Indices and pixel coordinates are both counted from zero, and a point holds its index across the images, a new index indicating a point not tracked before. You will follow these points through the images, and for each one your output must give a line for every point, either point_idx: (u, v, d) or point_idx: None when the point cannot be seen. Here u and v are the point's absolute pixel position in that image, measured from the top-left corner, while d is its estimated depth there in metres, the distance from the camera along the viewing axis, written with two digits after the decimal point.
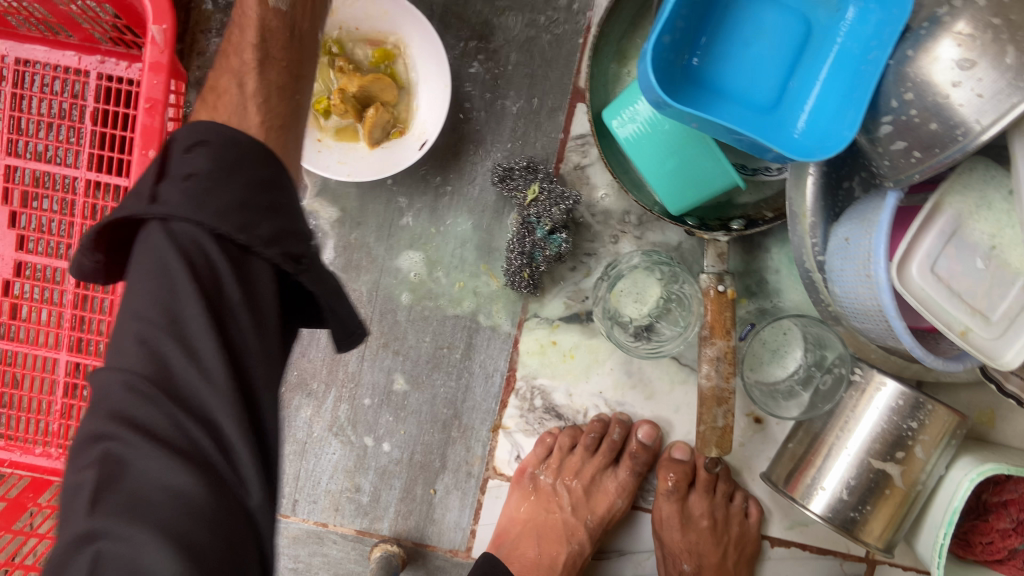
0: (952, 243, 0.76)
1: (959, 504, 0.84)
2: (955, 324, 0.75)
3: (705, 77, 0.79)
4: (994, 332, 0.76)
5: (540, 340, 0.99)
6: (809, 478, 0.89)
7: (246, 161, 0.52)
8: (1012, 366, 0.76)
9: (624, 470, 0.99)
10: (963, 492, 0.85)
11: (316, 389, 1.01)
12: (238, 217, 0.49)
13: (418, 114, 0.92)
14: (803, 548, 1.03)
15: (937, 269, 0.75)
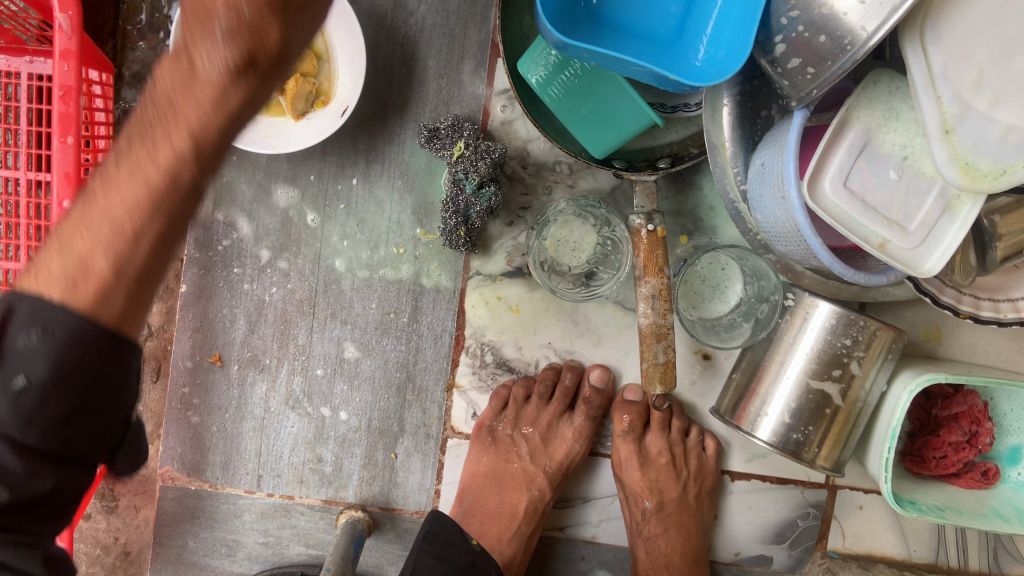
0: (863, 156, 0.76)
1: (899, 418, 0.86)
2: (872, 237, 0.76)
3: (603, 16, 0.81)
4: (914, 241, 0.77)
5: (485, 296, 1.00)
6: (754, 405, 0.90)
7: (87, 358, 0.50)
8: (933, 273, 0.77)
9: (579, 416, 1.00)
10: (904, 403, 0.86)
11: (269, 364, 1.02)
12: (62, 432, 0.51)
13: (340, 82, 0.93)
14: (763, 479, 1.04)
15: (850, 184, 0.76)
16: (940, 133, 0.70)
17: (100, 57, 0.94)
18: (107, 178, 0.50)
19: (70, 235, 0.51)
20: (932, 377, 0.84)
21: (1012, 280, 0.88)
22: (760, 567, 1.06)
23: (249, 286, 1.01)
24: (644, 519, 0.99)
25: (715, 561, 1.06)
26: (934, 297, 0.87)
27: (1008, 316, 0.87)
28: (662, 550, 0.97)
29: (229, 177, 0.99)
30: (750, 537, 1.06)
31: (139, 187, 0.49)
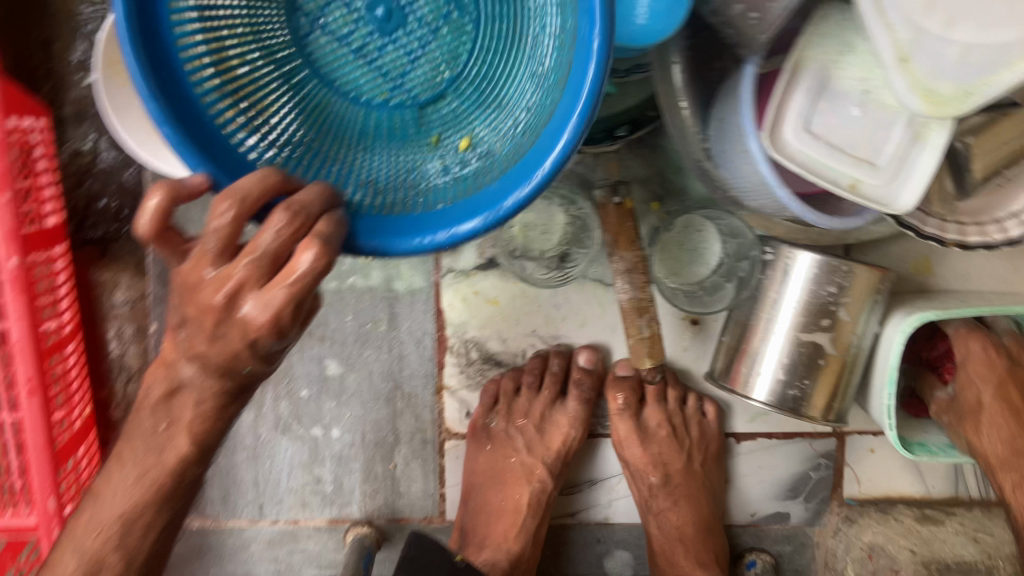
0: (823, 96, 0.73)
1: (895, 361, 0.84)
2: (840, 179, 0.74)
3: None
4: (883, 178, 0.74)
5: (462, 292, 0.98)
6: (746, 366, 0.88)
7: None
8: (908, 209, 0.74)
9: (573, 402, 0.98)
10: (897, 347, 0.84)
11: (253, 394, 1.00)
12: None
13: None
14: (770, 437, 1.03)
15: (812, 127, 0.73)
16: (894, 62, 0.64)
17: (30, 104, 0.91)
18: (113, 481, 0.61)
19: (80, 534, 0.63)
20: (920, 319, 0.82)
21: (998, 199, 0.82)
22: (778, 524, 1.04)
23: None
24: (652, 495, 0.98)
25: (733, 524, 1.05)
26: (916, 229, 0.83)
27: (998, 238, 0.82)
28: (673, 524, 0.96)
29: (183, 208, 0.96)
30: (765, 496, 1.04)
31: (146, 489, 0.60)
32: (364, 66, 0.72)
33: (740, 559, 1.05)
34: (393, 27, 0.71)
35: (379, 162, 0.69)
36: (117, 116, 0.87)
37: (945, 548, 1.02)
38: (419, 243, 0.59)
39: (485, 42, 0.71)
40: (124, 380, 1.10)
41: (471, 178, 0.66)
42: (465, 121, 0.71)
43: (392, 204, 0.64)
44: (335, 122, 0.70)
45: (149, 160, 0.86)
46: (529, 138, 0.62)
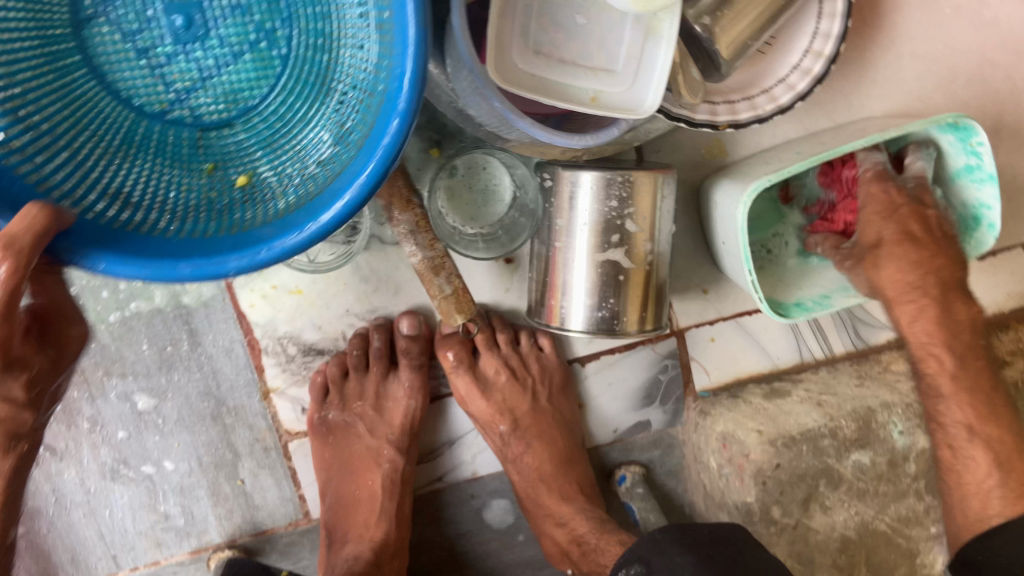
0: (541, 12, 0.69)
1: (744, 238, 0.81)
2: (582, 94, 0.70)
3: None
4: (623, 82, 0.70)
5: (259, 290, 0.91)
6: (556, 299, 0.85)
7: None
8: (654, 110, 0.70)
9: (405, 371, 0.94)
10: (743, 220, 0.81)
11: (68, 451, 0.93)
12: None
13: None
14: (612, 353, 1.01)
15: (539, 47, 0.68)
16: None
17: None
18: None
19: None
20: (756, 188, 0.79)
21: (760, 70, 0.83)
22: (641, 433, 1.05)
23: None
24: (505, 443, 0.96)
25: (598, 445, 1.05)
26: (687, 120, 0.79)
27: (767, 108, 0.82)
28: (531, 466, 0.96)
29: None
30: (622, 410, 1.04)
31: None
32: (154, 78, 0.66)
33: (612, 476, 1.05)
34: (189, 40, 0.66)
35: (138, 188, 0.63)
36: None
37: (792, 419, 0.98)
38: (155, 276, 0.56)
39: (288, 81, 0.68)
40: None
41: (235, 215, 0.63)
42: (247, 156, 0.67)
43: (144, 225, 0.60)
44: (95, 122, 0.64)
45: None
46: (309, 185, 0.64)
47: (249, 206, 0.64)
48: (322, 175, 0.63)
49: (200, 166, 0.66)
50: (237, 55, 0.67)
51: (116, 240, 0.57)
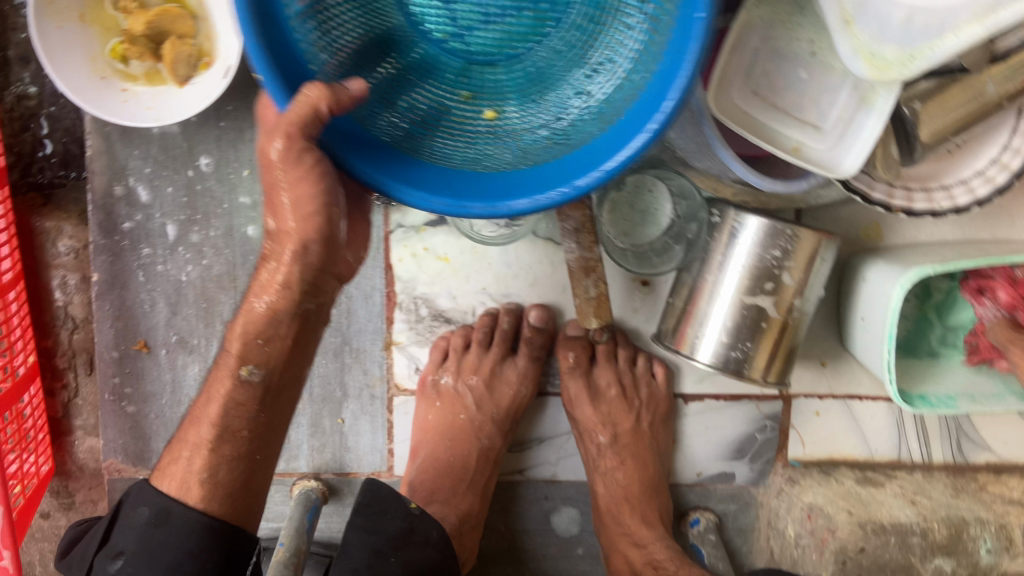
0: (770, 58, 0.73)
1: (894, 316, 0.83)
2: (785, 142, 0.73)
3: None
4: (826, 140, 0.73)
5: (412, 248, 0.96)
6: (692, 328, 0.88)
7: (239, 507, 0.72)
8: (850, 175, 0.72)
9: (522, 358, 0.98)
10: (896, 301, 0.83)
11: (199, 349, 0.98)
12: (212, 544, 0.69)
13: (220, 40, 0.87)
14: (716, 398, 1.03)
15: (756, 89, 0.73)
16: (841, 25, 0.67)
17: None
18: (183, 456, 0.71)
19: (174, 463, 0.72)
20: (919, 273, 0.81)
21: (943, 167, 0.84)
22: (723, 484, 1.05)
23: (163, 267, 0.96)
24: (600, 454, 0.98)
25: (678, 483, 1.06)
26: (864, 195, 0.82)
27: (943, 204, 0.83)
28: (620, 483, 0.97)
29: (122, 155, 0.93)
30: (710, 456, 1.05)
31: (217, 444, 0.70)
32: (447, 19, 0.72)
33: (684, 518, 1.06)
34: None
35: (406, 104, 0.69)
36: (49, 58, 0.83)
37: (883, 510, 1.00)
38: (410, 203, 0.58)
39: (557, 42, 0.72)
40: (70, 329, 1.08)
41: (482, 145, 0.68)
42: (500, 95, 0.73)
43: (410, 146, 0.65)
44: (386, 37, 0.70)
45: (84, 105, 0.83)
46: (554, 140, 0.67)
47: (499, 143, 0.68)
48: (569, 133, 0.66)
49: (459, 93, 0.72)
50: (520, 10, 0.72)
51: (388, 167, 0.60)
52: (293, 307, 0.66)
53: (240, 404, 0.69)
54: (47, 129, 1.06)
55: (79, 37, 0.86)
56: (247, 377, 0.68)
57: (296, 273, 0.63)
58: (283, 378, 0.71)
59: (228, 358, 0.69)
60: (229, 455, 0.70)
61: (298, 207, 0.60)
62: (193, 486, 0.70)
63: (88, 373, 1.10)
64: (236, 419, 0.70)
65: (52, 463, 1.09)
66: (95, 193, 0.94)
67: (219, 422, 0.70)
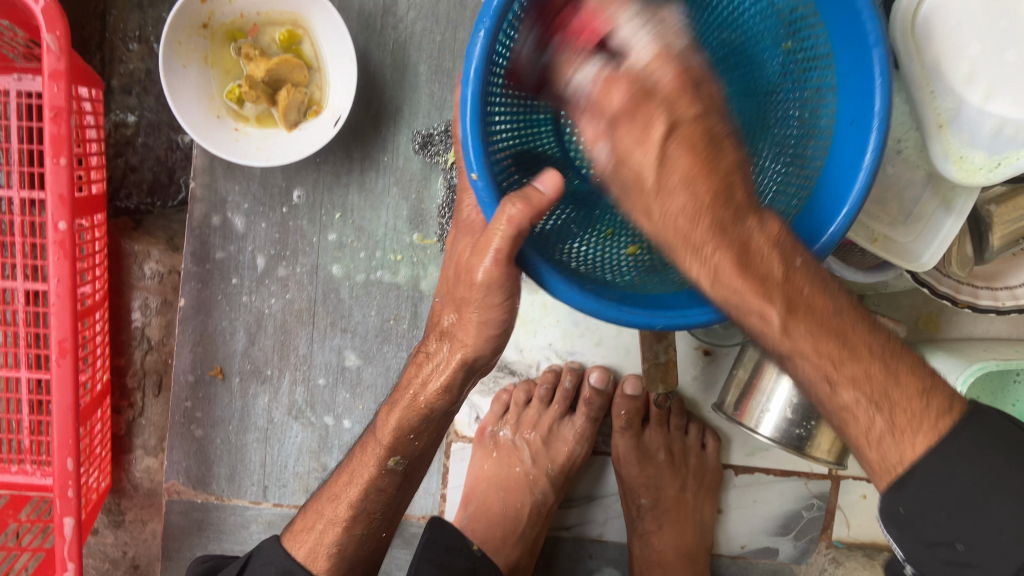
0: None
1: None
2: (867, 234, 0.79)
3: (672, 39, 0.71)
4: (909, 234, 0.78)
5: None
6: (756, 403, 0.91)
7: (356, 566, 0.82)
8: (930, 266, 0.78)
9: (580, 417, 1.00)
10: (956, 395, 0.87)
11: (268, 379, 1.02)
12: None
13: (331, 91, 0.93)
14: (766, 472, 1.05)
15: None
16: (935, 128, 0.71)
17: (91, 74, 0.93)
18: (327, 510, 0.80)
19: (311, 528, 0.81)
20: (983, 367, 0.86)
21: (1006, 268, 0.88)
22: (765, 558, 1.07)
23: (247, 298, 1.00)
24: (639, 515, 1.02)
25: (720, 554, 1.07)
26: (931, 287, 0.86)
27: (984, 303, 0.87)
28: (654, 547, 1.01)
29: (223, 190, 0.98)
30: (753, 529, 1.06)
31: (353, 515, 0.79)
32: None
33: None
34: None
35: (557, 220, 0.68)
36: (174, 95, 0.88)
37: None
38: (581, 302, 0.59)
39: None
40: (143, 350, 1.12)
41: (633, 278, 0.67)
42: None
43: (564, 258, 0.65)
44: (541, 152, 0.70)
45: (202, 142, 0.89)
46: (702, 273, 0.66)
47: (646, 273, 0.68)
48: None
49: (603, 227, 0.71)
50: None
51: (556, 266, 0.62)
52: (445, 408, 0.72)
53: (382, 489, 0.78)
54: (138, 157, 1.13)
55: (200, 78, 0.92)
56: (393, 466, 0.77)
57: (455, 378, 0.68)
58: (417, 465, 0.80)
59: (377, 446, 0.77)
60: (359, 532, 0.80)
61: (483, 326, 0.64)
62: (320, 557, 0.80)
63: (154, 395, 1.13)
64: (372, 502, 0.79)
65: (110, 480, 1.12)
66: (193, 220, 0.98)
67: (357, 504, 0.79)
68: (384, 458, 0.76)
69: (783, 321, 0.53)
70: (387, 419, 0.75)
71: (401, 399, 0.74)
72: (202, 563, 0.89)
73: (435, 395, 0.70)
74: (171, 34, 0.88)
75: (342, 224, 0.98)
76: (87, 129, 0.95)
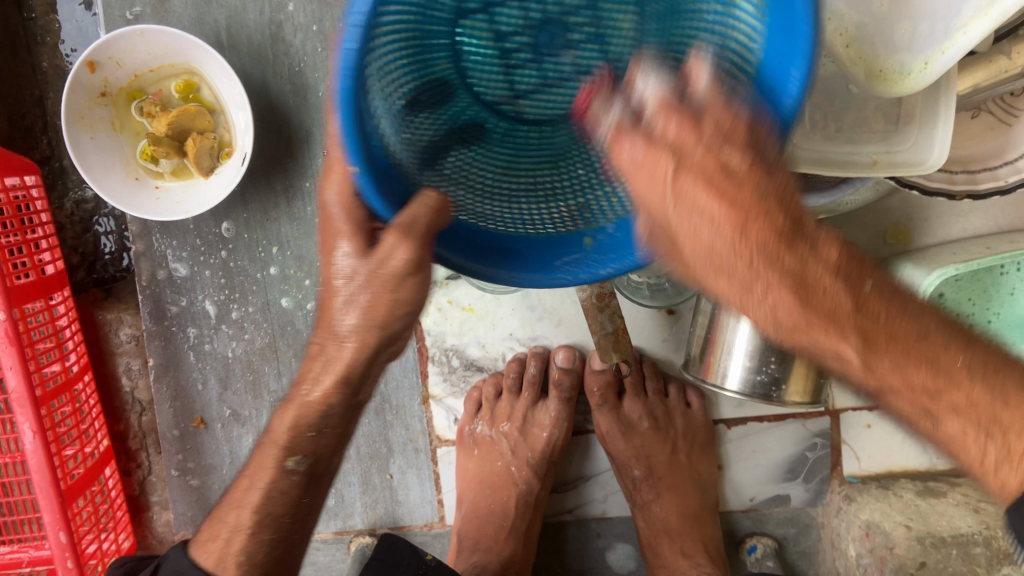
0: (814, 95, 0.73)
1: None
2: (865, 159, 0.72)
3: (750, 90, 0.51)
4: (908, 138, 0.72)
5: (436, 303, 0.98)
6: (720, 356, 0.87)
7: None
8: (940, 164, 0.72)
9: (553, 401, 0.97)
10: None
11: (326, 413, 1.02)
12: None
13: (236, 130, 0.94)
14: (759, 421, 1.01)
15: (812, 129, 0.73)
16: (841, 50, 0.66)
17: (12, 160, 0.96)
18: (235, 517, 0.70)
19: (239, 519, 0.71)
20: (943, 273, 0.82)
21: (1007, 141, 0.82)
22: (778, 507, 1.03)
23: (210, 345, 1.03)
24: (636, 487, 0.98)
25: (730, 511, 1.04)
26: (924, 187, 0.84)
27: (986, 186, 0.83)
28: (658, 516, 0.97)
29: (161, 247, 1.00)
30: (760, 480, 1.02)
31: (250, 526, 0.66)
32: (503, 78, 0.64)
33: (741, 545, 1.03)
34: (549, 54, 0.63)
35: (453, 160, 0.61)
36: (87, 169, 0.89)
37: (942, 521, 0.91)
38: (369, 187, 0.50)
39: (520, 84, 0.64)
40: (138, 411, 1.15)
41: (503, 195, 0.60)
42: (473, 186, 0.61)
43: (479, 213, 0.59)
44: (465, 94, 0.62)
45: (118, 206, 0.89)
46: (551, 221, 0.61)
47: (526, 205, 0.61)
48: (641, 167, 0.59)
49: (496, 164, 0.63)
50: (573, 75, 0.64)
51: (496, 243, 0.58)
52: (349, 402, 0.60)
53: (284, 492, 0.65)
54: (107, 227, 1.12)
55: (112, 145, 0.93)
56: (294, 467, 0.64)
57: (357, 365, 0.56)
58: (327, 465, 0.67)
59: (272, 447, 0.64)
60: (269, 539, 0.67)
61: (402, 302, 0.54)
62: (229, 567, 0.66)
63: (158, 452, 1.16)
64: (267, 527, 0.67)
65: (134, 539, 1.15)
66: (143, 280, 1.01)
67: (261, 509, 0.66)
68: (282, 460, 0.63)
69: (862, 357, 0.50)
70: (282, 418, 0.62)
71: (295, 396, 0.61)
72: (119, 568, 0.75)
73: (383, 331, 0.54)
74: (71, 109, 0.88)
75: (282, 256, 0.99)
76: (28, 214, 0.99)
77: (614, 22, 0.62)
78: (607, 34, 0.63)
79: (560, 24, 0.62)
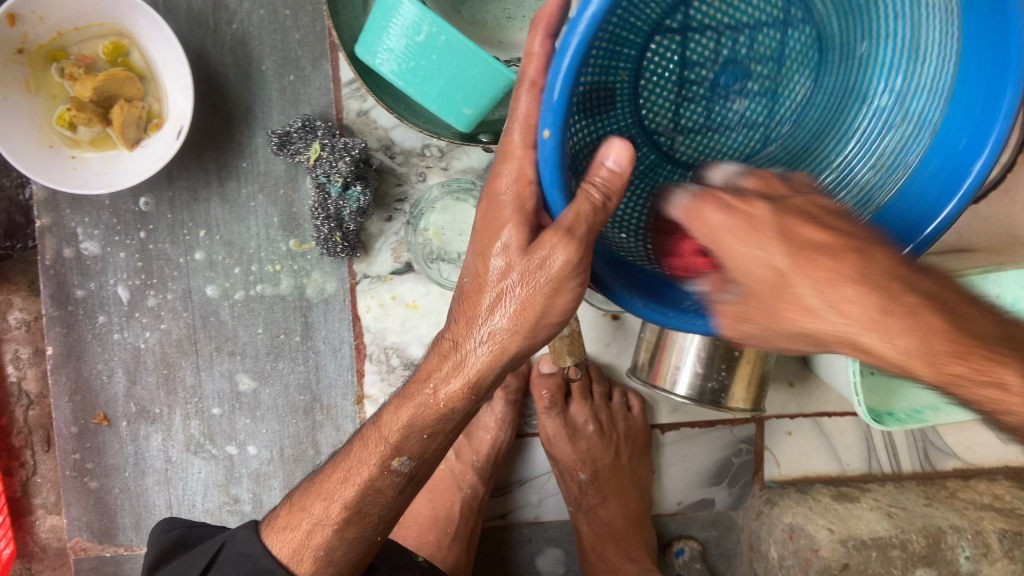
0: None
1: None
2: None
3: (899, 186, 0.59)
4: None
5: (379, 299, 0.94)
6: (672, 361, 0.88)
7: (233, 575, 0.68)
8: None
9: (499, 402, 0.95)
10: None
11: (257, 408, 0.96)
12: None
13: (169, 100, 0.85)
14: (692, 426, 1.03)
15: None
16: None
17: None
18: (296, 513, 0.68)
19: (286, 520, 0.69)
20: None
21: None
22: (703, 511, 1.06)
23: (120, 335, 0.94)
24: (580, 491, 0.98)
25: (659, 514, 1.06)
26: None
27: None
28: (602, 519, 0.97)
29: (71, 223, 0.91)
30: (688, 484, 1.05)
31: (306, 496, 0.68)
32: (672, 106, 0.64)
33: (668, 548, 1.06)
34: (723, 96, 0.64)
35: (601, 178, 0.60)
36: None
37: (862, 524, 0.96)
38: (553, 166, 0.51)
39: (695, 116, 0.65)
40: (24, 406, 1.02)
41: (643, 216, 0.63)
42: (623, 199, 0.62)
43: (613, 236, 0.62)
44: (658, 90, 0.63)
45: (32, 176, 0.80)
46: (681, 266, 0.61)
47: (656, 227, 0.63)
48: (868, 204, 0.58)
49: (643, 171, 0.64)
50: (737, 124, 0.66)
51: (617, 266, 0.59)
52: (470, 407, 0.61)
53: (380, 491, 0.65)
54: None
55: (24, 106, 0.83)
56: (397, 468, 0.64)
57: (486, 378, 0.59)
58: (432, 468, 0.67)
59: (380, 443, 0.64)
60: (352, 538, 0.66)
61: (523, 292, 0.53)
62: (306, 559, 0.66)
63: (46, 450, 1.04)
64: (371, 505, 0.66)
65: (12, 546, 1.02)
66: (46, 259, 0.91)
67: (353, 506, 0.65)
68: (387, 458, 0.64)
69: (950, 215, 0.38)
70: (395, 417, 0.63)
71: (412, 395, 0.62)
72: (166, 532, 0.78)
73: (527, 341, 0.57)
74: None
75: (209, 240, 0.92)
76: None
77: (792, 84, 0.64)
78: (779, 92, 0.65)
79: (745, 69, 0.63)
